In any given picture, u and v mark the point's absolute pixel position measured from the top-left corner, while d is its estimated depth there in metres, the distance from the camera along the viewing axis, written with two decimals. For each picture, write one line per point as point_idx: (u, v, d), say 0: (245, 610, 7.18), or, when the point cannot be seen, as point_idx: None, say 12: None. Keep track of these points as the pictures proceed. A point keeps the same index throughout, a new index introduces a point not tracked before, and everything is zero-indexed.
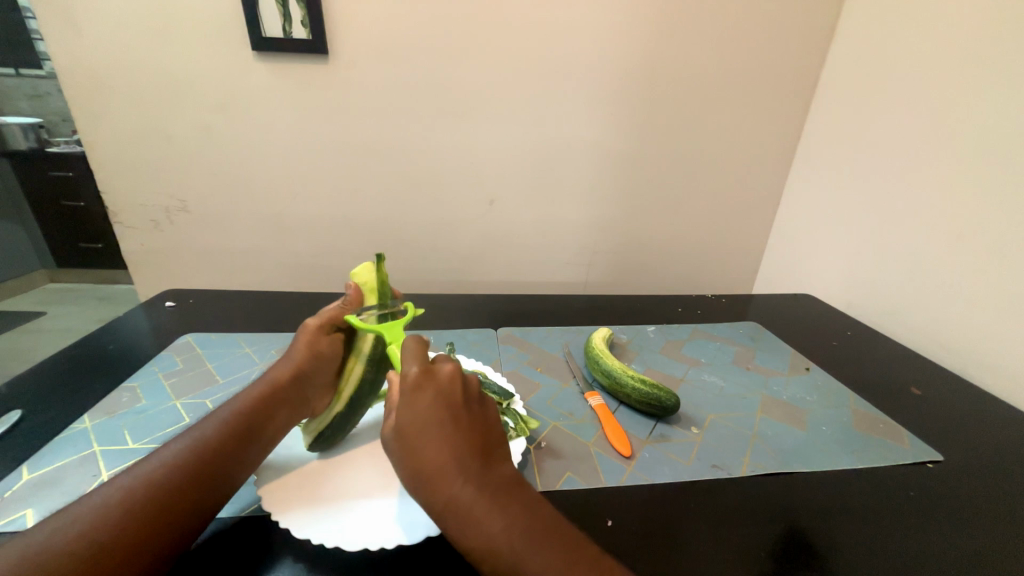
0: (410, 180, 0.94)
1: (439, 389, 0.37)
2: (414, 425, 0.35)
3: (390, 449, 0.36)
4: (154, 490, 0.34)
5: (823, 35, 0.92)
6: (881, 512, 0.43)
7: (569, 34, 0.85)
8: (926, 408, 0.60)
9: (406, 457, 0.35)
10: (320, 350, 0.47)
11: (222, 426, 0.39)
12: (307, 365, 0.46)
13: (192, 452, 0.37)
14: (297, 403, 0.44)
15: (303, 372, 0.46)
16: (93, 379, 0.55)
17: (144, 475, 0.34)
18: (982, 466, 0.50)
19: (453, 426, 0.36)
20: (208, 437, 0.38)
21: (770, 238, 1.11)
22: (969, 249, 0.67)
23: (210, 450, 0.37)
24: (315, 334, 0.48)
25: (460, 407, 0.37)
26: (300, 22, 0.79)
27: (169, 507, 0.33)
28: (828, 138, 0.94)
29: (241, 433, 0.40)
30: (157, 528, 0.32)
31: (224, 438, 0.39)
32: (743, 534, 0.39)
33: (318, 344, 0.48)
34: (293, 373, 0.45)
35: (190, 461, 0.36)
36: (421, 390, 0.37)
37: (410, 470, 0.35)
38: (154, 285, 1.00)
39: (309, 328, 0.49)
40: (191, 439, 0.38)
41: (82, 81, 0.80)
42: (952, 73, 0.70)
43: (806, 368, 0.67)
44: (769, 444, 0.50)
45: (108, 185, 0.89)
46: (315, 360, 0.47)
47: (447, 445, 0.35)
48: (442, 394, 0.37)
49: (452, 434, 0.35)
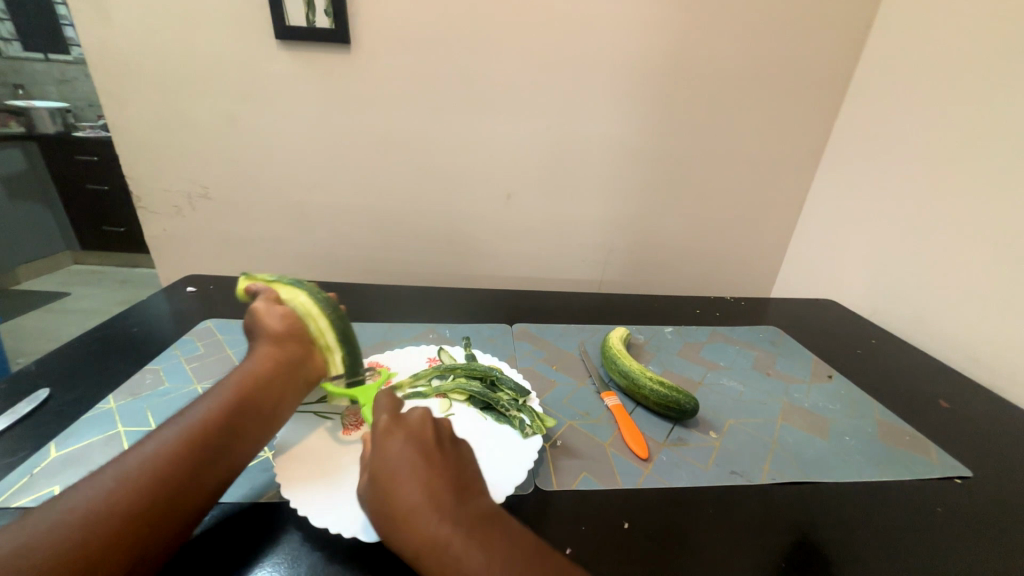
0: (428, 172, 0.94)
1: (411, 432, 0.39)
2: (386, 470, 0.36)
3: (366, 501, 0.36)
4: (148, 472, 0.33)
5: (857, 33, 0.89)
6: (906, 529, 0.41)
7: (594, 27, 0.84)
8: (953, 421, 0.58)
9: (381, 503, 0.35)
10: (284, 314, 0.47)
11: (218, 407, 0.39)
12: (278, 329, 0.46)
13: (185, 434, 0.36)
14: (290, 368, 0.44)
15: (278, 337, 0.46)
16: (118, 361, 0.56)
17: (138, 457, 0.33)
18: (1013, 484, 0.48)
19: (428, 467, 0.36)
20: (200, 419, 0.37)
21: (791, 241, 1.09)
22: (1002, 259, 0.65)
23: (205, 429, 0.37)
24: (267, 307, 0.48)
25: (433, 448, 0.38)
26: (324, 11, 0.79)
27: (168, 489, 0.32)
28: (856, 140, 0.91)
29: (233, 413, 0.39)
30: (157, 511, 0.31)
31: (218, 417, 0.38)
32: (763, 544, 0.39)
33: (276, 312, 0.48)
34: (271, 342, 0.45)
35: (183, 442, 0.35)
36: (391, 435, 0.38)
37: (383, 516, 0.35)
38: (175, 270, 1.02)
39: (257, 305, 0.48)
40: (183, 422, 0.37)
41: (110, 67, 0.81)
42: (992, 75, 0.67)
43: (829, 376, 0.65)
44: (790, 453, 0.49)
45: (132, 170, 0.91)
46: (286, 322, 0.47)
47: (421, 485, 0.35)
48: (412, 437, 0.38)
49: (427, 474, 0.36)
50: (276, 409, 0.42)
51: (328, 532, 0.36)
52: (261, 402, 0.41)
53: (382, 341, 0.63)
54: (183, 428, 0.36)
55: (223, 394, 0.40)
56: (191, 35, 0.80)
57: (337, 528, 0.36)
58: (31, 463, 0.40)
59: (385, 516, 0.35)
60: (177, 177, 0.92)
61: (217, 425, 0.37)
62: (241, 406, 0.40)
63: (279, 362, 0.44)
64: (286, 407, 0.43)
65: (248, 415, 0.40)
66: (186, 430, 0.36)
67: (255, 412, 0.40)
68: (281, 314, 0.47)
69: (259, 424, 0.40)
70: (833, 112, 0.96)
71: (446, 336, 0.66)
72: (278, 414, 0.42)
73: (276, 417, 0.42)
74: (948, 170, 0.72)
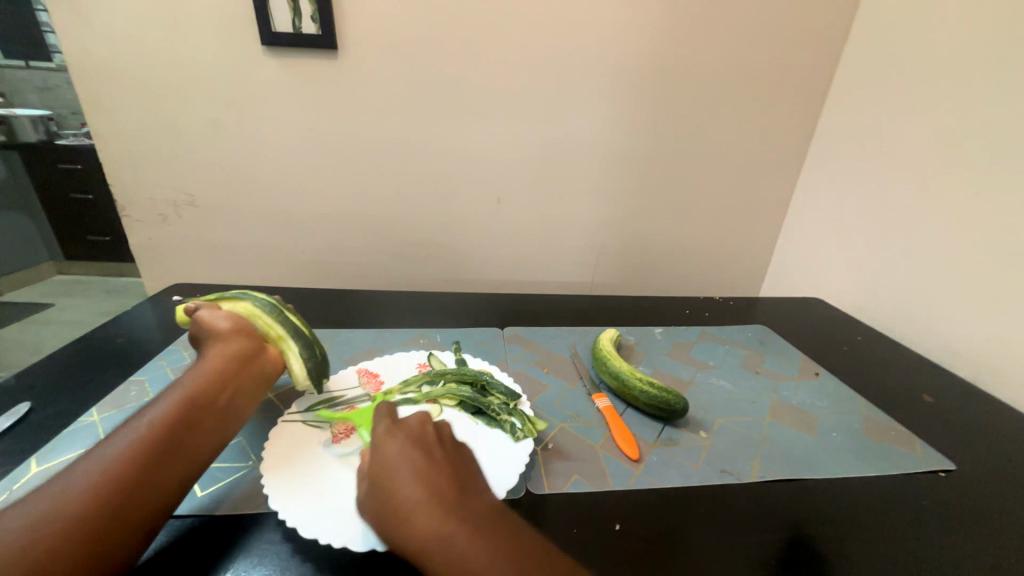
0: (417, 177, 0.94)
1: (412, 435, 0.40)
2: (384, 471, 0.37)
3: (365, 502, 0.37)
4: (106, 480, 0.32)
5: (838, 35, 0.91)
6: (894, 522, 0.42)
7: (580, 31, 0.85)
8: (938, 415, 0.59)
9: (381, 501, 0.36)
10: (225, 319, 0.47)
11: (178, 408, 0.38)
12: (223, 333, 0.46)
13: (143, 440, 0.35)
14: (243, 367, 0.44)
15: (224, 339, 0.45)
16: (101, 372, 0.55)
17: (94, 467, 0.33)
18: (996, 476, 0.49)
19: (426, 467, 0.37)
20: (158, 423, 0.36)
21: (778, 241, 1.10)
22: (982, 255, 0.66)
23: (163, 433, 0.36)
24: (209, 316, 0.47)
25: (431, 449, 0.39)
26: (310, 17, 0.79)
27: (125, 498, 0.32)
28: (840, 140, 0.93)
29: (192, 415, 0.38)
30: (118, 520, 0.31)
31: (176, 420, 0.37)
32: (753, 541, 0.39)
33: (217, 319, 0.47)
34: (219, 345, 0.45)
35: (139, 449, 0.34)
36: (393, 439, 0.40)
37: (382, 514, 0.35)
38: (161, 279, 1.00)
39: (200, 315, 0.47)
40: (139, 427, 0.36)
41: (92, 75, 0.80)
42: (968, 76, 0.69)
43: (816, 373, 0.66)
44: (779, 451, 0.50)
45: (117, 179, 0.89)
46: (230, 326, 0.47)
47: (421, 482, 0.36)
48: (413, 439, 0.40)
49: (423, 472, 0.37)
50: (234, 407, 0.42)
51: (317, 543, 0.36)
52: (219, 404, 0.40)
53: (372, 347, 0.63)
54: (138, 433, 0.35)
55: (179, 397, 0.39)
56: (176, 41, 0.79)
57: (325, 538, 0.35)
58: (11, 479, 0.40)
59: (382, 514, 0.35)
60: (163, 185, 0.91)
61: (175, 429, 0.37)
62: (199, 407, 0.39)
63: (231, 361, 0.43)
64: (244, 404, 0.43)
65: (207, 417, 0.39)
66: (142, 436, 0.35)
67: (214, 415, 0.40)
68: (224, 320, 0.47)
69: (215, 423, 0.39)
70: (817, 113, 0.97)
71: (437, 341, 0.65)
72: (238, 411, 0.42)
73: (233, 414, 0.41)
74: (928, 168, 0.74)
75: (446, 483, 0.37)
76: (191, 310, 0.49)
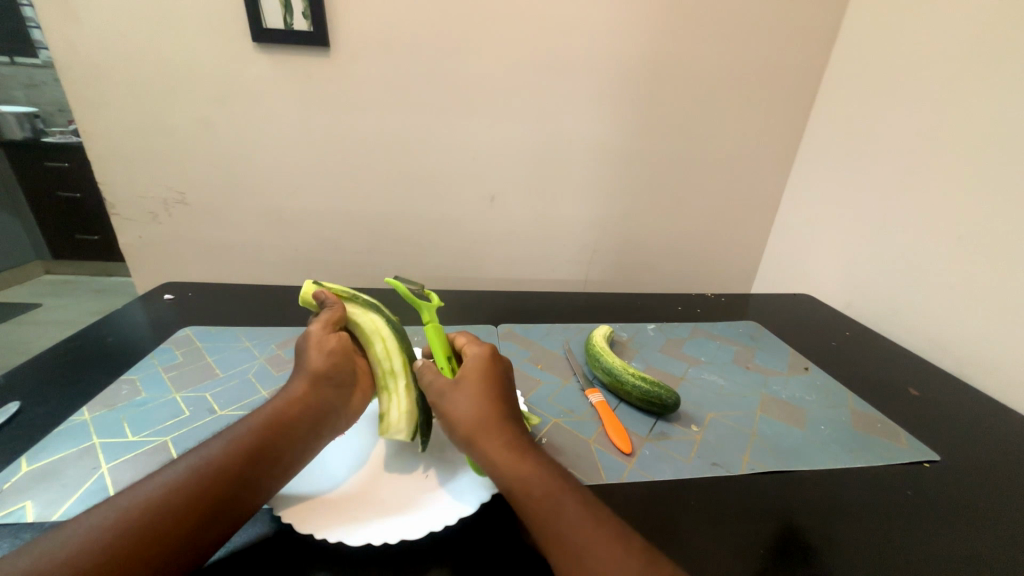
0: (410, 174, 0.94)
1: (500, 364, 0.45)
2: (478, 381, 0.41)
3: (453, 405, 0.40)
4: (152, 520, 0.31)
5: (827, 34, 0.92)
6: (880, 512, 0.43)
7: (573, 29, 0.85)
8: (924, 408, 0.60)
9: (468, 409, 0.40)
10: (332, 348, 0.44)
11: (246, 437, 0.37)
12: (321, 365, 0.43)
13: (199, 477, 0.34)
14: (320, 412, 0.41)
15: (319, 375, 0.43)
16: (92, 371, 0.54)
17: (150, 489, 0.32)
18: (979, 467, 0.50)
19: (506, 395, 0.42)
20: (217, 462, 0.35)
21: (769, 238, 1.11)
22: (967, 251, 0.68)
23: (219, 475, 0.34)
24: (320, 334, 0.45)
25: (509, 383, 0.44)
26: (301, 13, 0.78)
27: (168, 543, 0.30)
28: (829, 139, 0.94)
29: (254, 458, 0.36)
30: (149, 565, 0.29)
31: (233, 463, 0.35)
32: (745, 531, 0.40)
33: (328, 342, 0.44)
34: (309, 381, 0.42)
35: (194, 488, 0.33)
36: (491, 359, 0.44)
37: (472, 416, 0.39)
38: (151, 277, 1.00)
39: (312, 331, 0.45)
40: (199, 461, 0.35)
41: (80, 71, 0.79)
42: (954, 75, 0.70)
43: (805, 368, 0.67)
44: (769, 443, 0.51)
45: (105, 176, 0.88)
46: (333, 359, 0.44)
47: (502, 406, 0.41)
48: (499, 365, 0.44)
49: (505, 398, 0.42)
50: (299, 455, 0.39)
51: (314, 539, 0.36)
52: (284, 449, 0.38)
53: None
54: (200, 461, 0.35)
55: (248, 427, 0.38)
56: (166, 37, 0.78)
57: (320, 533, 0.35)
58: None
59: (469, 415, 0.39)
60: (152, 183, 0.90)
61: (233, 472, 0.35)
62: (265, 450, 0.37)
63: (311, 406, 0.41)
64: (310, 454, 0.40)
65: (268, 463, 0.37)
66: (199, 474, 0.34)
67: (277, 455, 0.37)
68: (330, 349, 0.44)
69: (275, 473, 0.37)
70: (807, 111, 0.98)
71: None
72: (302, 461, 0.39)
73: (296, 462, 0.38)
74: (915, 166, 0.75)
75: (518, 416, 0.41)
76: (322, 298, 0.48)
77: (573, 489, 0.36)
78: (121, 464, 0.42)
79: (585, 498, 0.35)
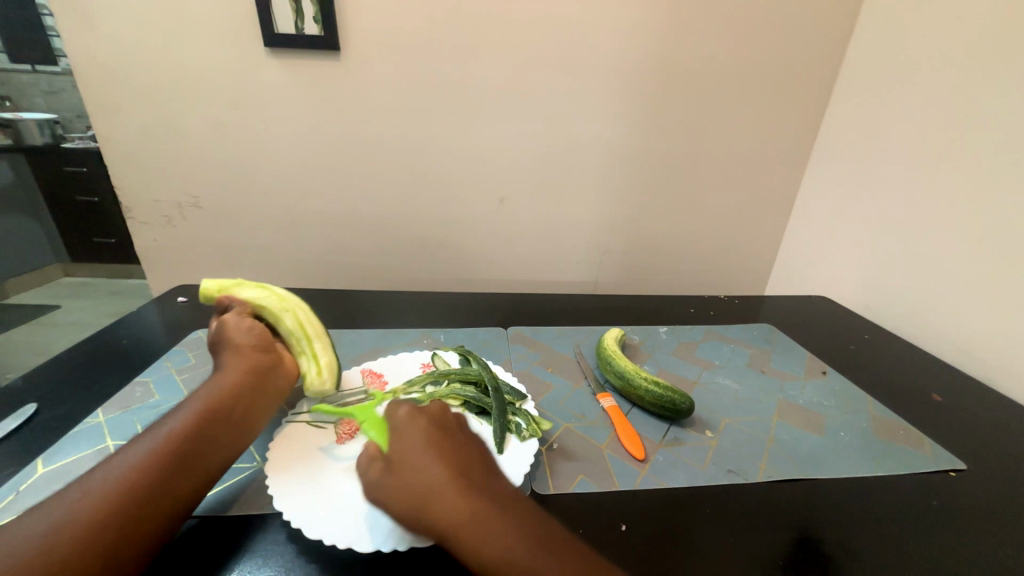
0: (420, 176, 0.94)
1: (431, 419, 0.39)
2: (410, 450, 0.36)
3: (386, 485, 0.35)
4: (134, 487, 0.32)
5: (844, 29, 0.90)
6: (904, 522, 0.41)
7: (583, 28, 0.84)
8: (947, 414, 0.58)
9: (406, 482, 0.34)
10: (252, 328, 0.48)
11: (199, 413, 0.39)
12: (243, 340, 0.47)
13: (168, 447, 0.35)
14: (262, 372, 0.45)
15: (246, 347, 0.46)
16: (106, 374, 0.55)
17: (125, 461, 0.34)
18: (1005, 474, 0.49)
19: (447, 450, 0.36)
20: (177, 434, 0.36)
21: (783, 238, 1.09)
22: (991, 252, 0.65)
23: (181, 443, 0.36)
24: (238, 321, 0.49)
25: (452, 434, 0.38)
26: (312, 18, 0.79)
27: (150, 507, 0.32)
28: (845, 136, 0.92)
29: (214, 423, 0.39)
30: (142, 529, 0.31)
31: (199, 432, 0.37)
32: (762, 541, 0.38)
33: (246, 325, 0.48)
34: (242, 352, 0.46)
35: (165, 455, 0.35)
36: (414, 420, 0.38)
37: (414, 486, 0.34)
38: (164, 279, 1.01)
39: (231, 318, 0.49)
40: (164, 434, 0.36)
41: (97, 78, 0.81)
42: (973, 73, 0.68)
43: (823, 372, 0.65)
44: (786, 450, 0.49)
45: (120, 181, 0.90)
46: (255, 334, 0.48)
47: (449, 463, 0.35)
48: (429, 420, 0.39)
49: (446, 458, 0.36)
50: (254, 415, 0.42)
51: (324, 543, 0.35)
52: (241, 409, 0.41)
53: (377, 347, 0.63)
54: (168, 431, 0.36)
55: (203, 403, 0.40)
56: (181, 43, 0.79)
57: (331, 538, 0.34)
58: (16, 480, 0.40)
59: (401, 502, 0.34)
60: (166, 186, 0.91)
61: (193, 439, 0.37)
62: (225, 415, 0.40)
63: (252, 366, 0.44)
64: (265, 414, 0.43)
65: (228, 427, 0.39)
66: (159, 446, 0.35)
67: (232, 424, 0.40)
68: (249, 328, 0.48)
69: (236, 436, 0.40)
70: (822, 109, 0.97)
71: (440, 341, 0.65)
72: (259, 420, 0.43)
73: (257, 415, 0.42)
74: (936, 164, 0.73)
75: (465, 470, 0.35)
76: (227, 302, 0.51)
77: (548, 550, 0.31)
78: None
79: (561, 554, 0.31)
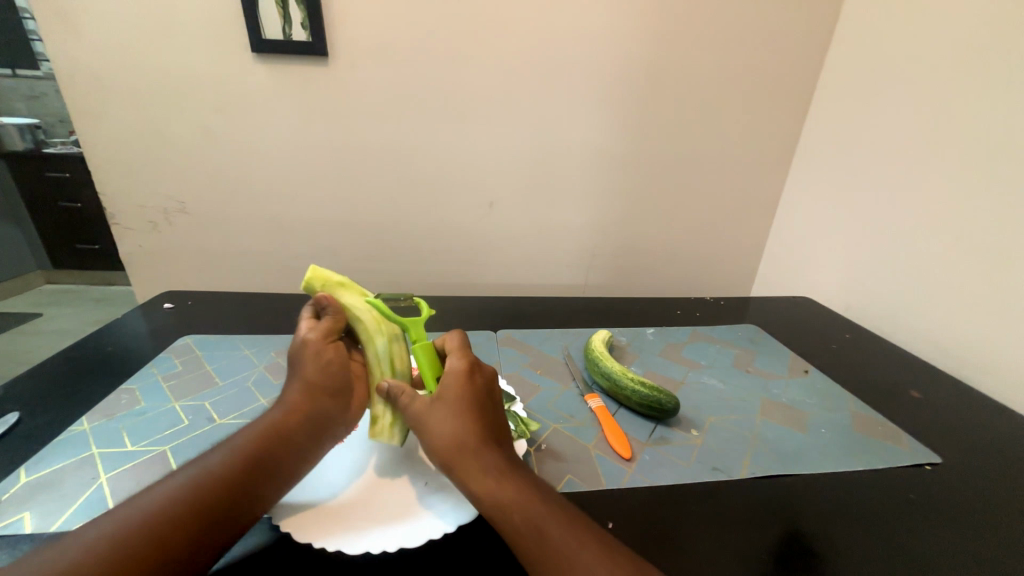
0: (409, 180, 0.94)
1: (485, 379, 0.42)
2: (455, 397, 0.40)
3: (432, 423, 0.39)
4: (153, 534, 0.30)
5: (823, 37, 0.92)
6: (883, 515, 0.43)
7: (570, 35, 0.86)
8: (924, 410, 0.60)
9: (448, 424, 0.39)
10: (329, 359, 0.44)
11: (236, 454, 0.36)
12: (317, 375, 0.42)
13: (194, 489, 0.33)
14: (318, 416, 0.41)
15: (314, 382, 0.42)
16: (91, 381, 0.54)
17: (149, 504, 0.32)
18: (979, 466, 0.50)
19: (489, 410, 0.40)
20: (210, 477, 0.34)
21: (767, 240, 1.12)
22: (964, 252, 0.68)
23: (216, 490, 0.33)
24: (319, 342, 0.44)
25: (496, 401, 0.42)
26: (300, 23, 0.79)
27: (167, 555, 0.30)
28: (825, 140, 0.94)
29: (252, 467, 0.36)
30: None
31: (234, 477, 0.35)
32: (745, 535, 0.39)
33: (326, 351, 0.44)
34: (310, 387, 0.42)
35: (190, 500, 0.32)
36: (471, 377, 0.42)
37: (455, 429, 0.38)
38: (149, 285, 0.99)
39: (310, 336, 0.44)
40: (195, 475, 0.34)
41: (81, 82, 0.80)
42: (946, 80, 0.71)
43: (805, 371, 0.67)
44: (770, 447, 0.51)
45: (104, 186, 0.89)
46: (330, 369, 0.43)
47: (487, 420, 0.40)
48: (483, 380, 0.42)
49: (487, 419, 0.39)
50: (298, 464, 0.38)
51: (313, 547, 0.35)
52: (286, 454, 0.38)
53: None
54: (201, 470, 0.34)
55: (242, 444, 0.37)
56: (167, 47, 0.79)
57: (319, 542, 0.35)
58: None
59: (440, 437, 0.38)
60: (152, 191, 0.90)
61: (226, 484, 0.34)
62: (267, 462, 0.37)
63: (309, 410, 0.41)
64: (313, 462, 0.39)
65: (265, 473, 0.36)
66: (187, 487, 0.33)
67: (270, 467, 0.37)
68: (329, 360, 0.44)
69: (276, 481, 0.36)
70: (803, 114, 0.99)
71: None
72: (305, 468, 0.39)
73: (303, 462, 0.38)
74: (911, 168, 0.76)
75: (500, 437, 0.39)
76: (320, 301, 0.46)
77: (560, 514, 0.34)
78: (119, 474, 0.42)
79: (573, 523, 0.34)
